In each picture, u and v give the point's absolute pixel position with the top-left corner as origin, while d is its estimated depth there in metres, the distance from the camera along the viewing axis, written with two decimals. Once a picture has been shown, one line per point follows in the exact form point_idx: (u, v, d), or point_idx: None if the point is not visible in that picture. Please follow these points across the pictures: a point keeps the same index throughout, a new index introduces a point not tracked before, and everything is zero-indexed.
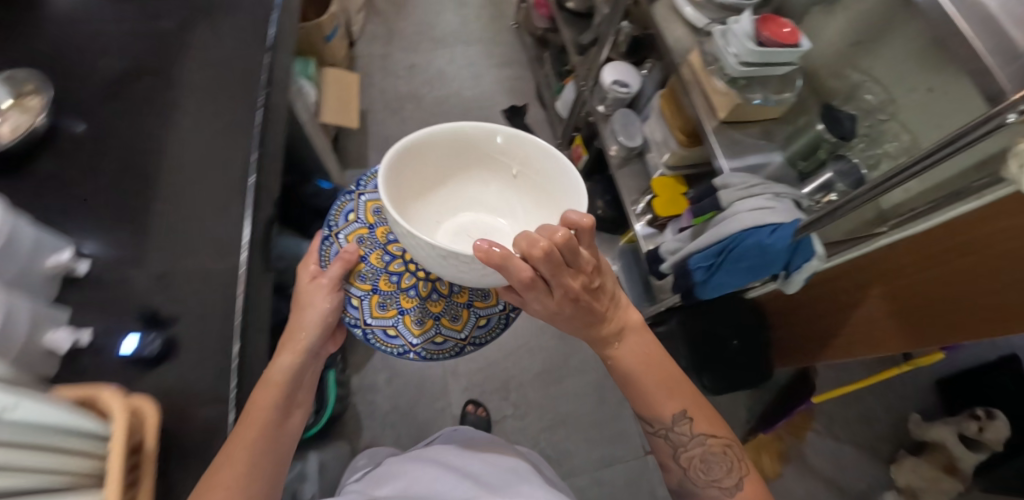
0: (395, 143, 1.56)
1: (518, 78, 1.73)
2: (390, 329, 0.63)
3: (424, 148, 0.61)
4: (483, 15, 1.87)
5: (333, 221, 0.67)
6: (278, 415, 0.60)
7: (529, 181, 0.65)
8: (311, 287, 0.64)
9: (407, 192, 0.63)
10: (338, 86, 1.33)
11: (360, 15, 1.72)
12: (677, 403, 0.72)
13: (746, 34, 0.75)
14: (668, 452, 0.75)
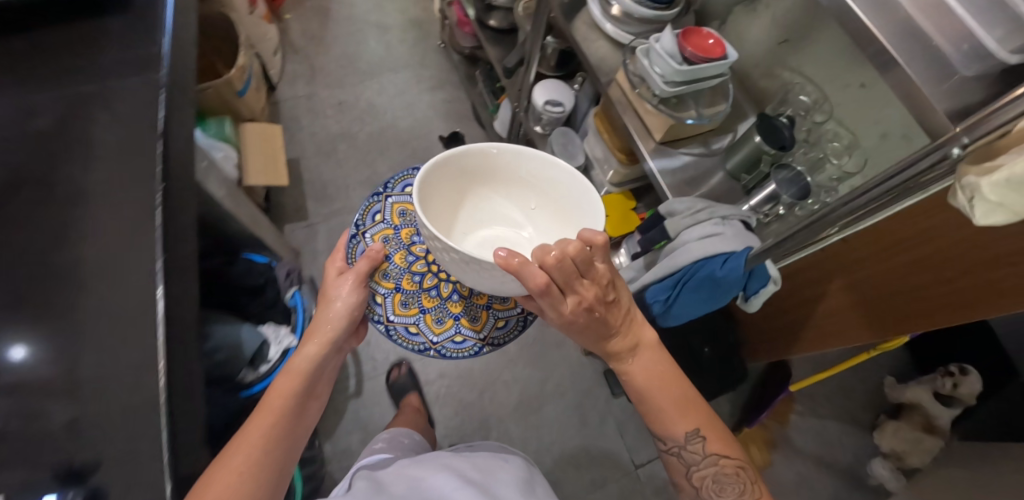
0: (333, 188, 1.49)
1: (452, 100, 1.68)
2: (412, 327, 0.66)
3: (457, 162, 0.66)
4: (407, 39, 1.80)
5: (361, 221, 0.71)
6: (297, 406, 0.63)
7: (548, 199, 0.71)
8: (334, 285, 0.66)
9: (437, 202, 0.68)
10: (260, 141, 1.25)
11: (277, 56, 1.62)
12: (689, 421, 0.69)
13: (669, 53, 0.72)
14: (680, 469, 0.72)
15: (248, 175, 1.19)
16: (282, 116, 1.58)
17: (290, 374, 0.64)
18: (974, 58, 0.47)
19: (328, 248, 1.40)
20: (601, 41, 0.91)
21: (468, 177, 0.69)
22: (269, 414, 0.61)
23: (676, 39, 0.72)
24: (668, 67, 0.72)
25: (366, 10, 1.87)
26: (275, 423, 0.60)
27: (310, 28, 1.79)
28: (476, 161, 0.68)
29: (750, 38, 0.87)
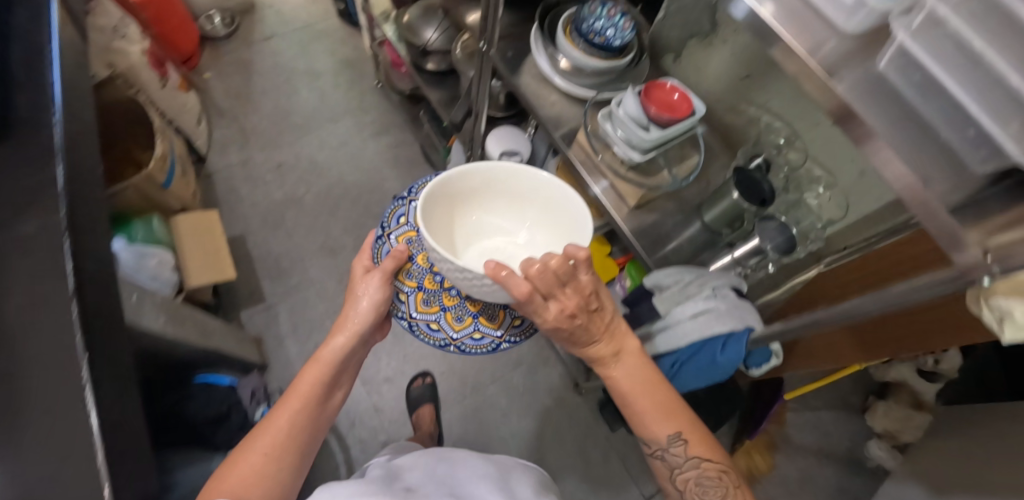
0: (287, 260, 1.38)
1: (400, 144, 1.59)
2: (433, 324, 0.67)
3: (464, 177, 0.66)
4: (342, 83, 1.70)
5: (386, 222, 0.73)
6: (321, 392, 0.71)
7: (549, 212, 0.69)
8: (362, 284, 0.69)
9: (440, 216, 0.67)
10: (197, 232, 1.15)
11: (202, 125, 1.49)
12: (667, 424, 0.62)
13: (632, 119, 0.66)
14: (665, 474, 0.64)
15: (190, 274, 1.09)
16: (218, 190, 1.46)
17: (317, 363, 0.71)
18: (980, 144, 0.38)
19: (293, 328, 1.30)
20: (555, 95, 0.85)
21: (472, 191, 0.68)
22: (296, 401, 0.68)
23: (639, 100, 0.66)
24: (633, 133, 0.66)
25: (292, 57, 1.75)
26: (300, 408, 0.68)
27: (234, 85, 1.66)
28: (477, 179, 0.67)
29: (710, 73, 0.83)
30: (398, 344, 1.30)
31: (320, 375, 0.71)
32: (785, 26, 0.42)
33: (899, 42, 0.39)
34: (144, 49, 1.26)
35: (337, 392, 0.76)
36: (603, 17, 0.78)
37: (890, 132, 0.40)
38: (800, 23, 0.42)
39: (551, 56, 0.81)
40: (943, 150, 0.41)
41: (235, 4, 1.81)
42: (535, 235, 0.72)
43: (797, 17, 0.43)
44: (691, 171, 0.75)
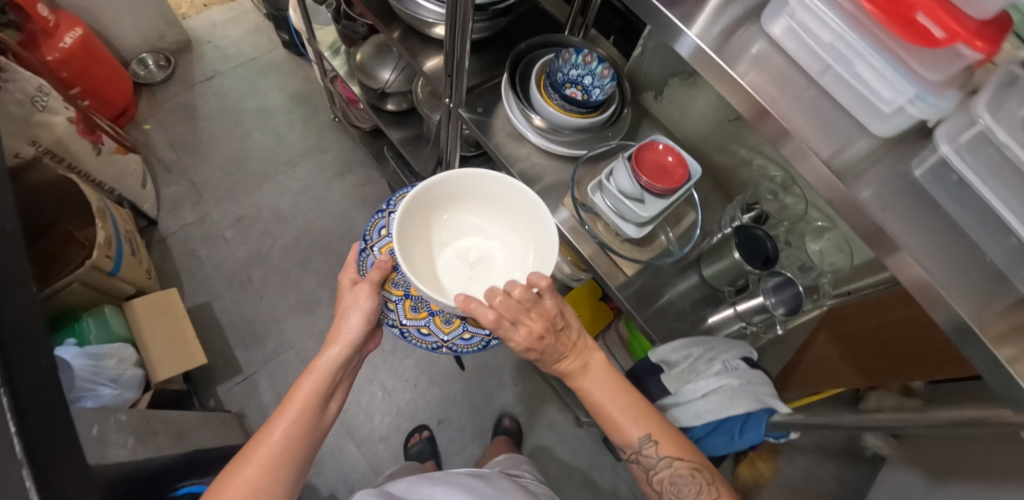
0: (260, 323, 1.30)
1: (366, 183, 1.51)
2: (424, 329, 0.69)
3: (441, 185, 0.65)
4: (296, 121, 1.59)
5: (368, 235, 0.74)
6: (318, 403, 0.68)
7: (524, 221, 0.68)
8: (350, 295, 0.69)
9: (416, 220, 0.65)
10: (157, 316, 1.08)
11: (149, 186, 1.38)
12: (637, 427, 0.57)
13: (623, 194, 0.63)
14: (643, 475, 0.59)
15: (156, 367, 1.02)
16: (175, 254, 1.36)
17: (313, 373, 0.68)
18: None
19: (276, 397, 1.23)
20: (532, 149, 0.79)
21: (445, 198, 0.68)
22: (289, 411, 0.65)
23: (630, 169, 0.62)
24: (625, 203, 0.63)
25: (238, 96, 1.63)
26: (296, 420, 0.65)
27: (179, 135, 1.54)
28: (451, 187, 0.67)
29: (697, 112, 0.79)
30: (389, 400, 1.24)
31: (317, 385, 0.68)
32: (811, 134, 0.41)
33: (941, 153, 0.40)
34: (70, 118, 1.14)
35: (334, 404, 0.73)
36: (579, 66, 0.75)
37: (911, 242, 0.39)
38: (824, 124, 0.42)
39: (523, 112, 0.74)
40: (967, 254, 0.39)
41: (168, 43, 1.68)
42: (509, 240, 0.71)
43: (820, 119, 0.43)
44: (690, 231, 0.70)
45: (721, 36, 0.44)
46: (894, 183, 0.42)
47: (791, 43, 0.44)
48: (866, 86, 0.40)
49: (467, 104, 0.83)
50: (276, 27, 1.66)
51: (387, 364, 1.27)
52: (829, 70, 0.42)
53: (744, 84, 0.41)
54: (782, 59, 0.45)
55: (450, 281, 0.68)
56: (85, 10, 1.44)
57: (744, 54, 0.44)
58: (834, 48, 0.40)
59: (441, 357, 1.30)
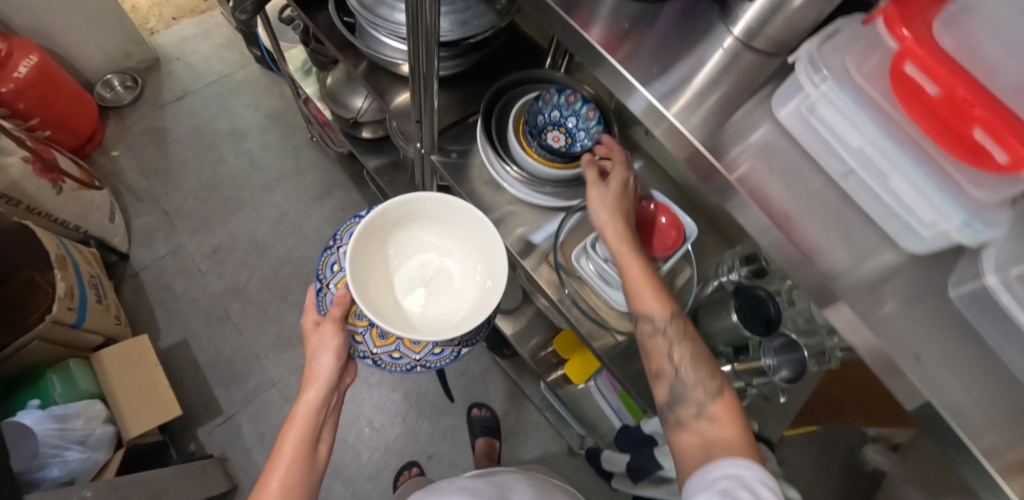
0: (240, 362, 1.25)
1: (347, 206, 1.45)
2: (395, 353, 0.72)
3: (389, 212, 0.68)
4: (272, 143, 1.53)
5: (321, 274, 0.73)
6: (308, 448, 0.68)
7: (472, 235, 0.72)
8: (316, 336, 0.70)
9: (370, 250, 0.69)
10: (127, 365, 1.04)
11: (118, 219, 1.32)
12: (666, 300, 0.52)
13: (609, 262, 0.61)
14: (660, 349, 0.51)
15: (127, 423, 0.98)
16: (149, 290, 1.31)
17: (296, 420, 0.69)
18: None
19: (259, 438, 1.19)
20: (511, 200, 0.74)
21: (391, 225, 0.71)
22: (280, 463, 0.66)
23: None
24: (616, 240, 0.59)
25: (211, 117, 1.56)
26: (287, 472, 0.65)
27: (149, 161, 1.48)
28: (392, 215, 0.69)
29: None
30: (377, 436, 1.20)
31: (302, 433, 0.68)
32: (820, 237, 0.39)
33: (985, 284, 0.35)
34: (26, 156, 1.07)
35: (325, 446, 0.71)
36: (562, 108, 0.71)
37: (938, 374, 0.34)
38: (840, 233, 0.39)
39: (501, 162, 0.70)
40: (1004, 387, 0.34)
41: (135, 63, 1.59)
42: (463, 250, 0.75)
43: (837, 226, 0.39)
44: (683, 291, 0.67)
45: (709, 121, 0.41)
46: (901, 293, 0.38)
47: (808, 139, 0.40)
48: (898, 202, 0.37)
49: (441, 149, 0.78)
50: (248, 43, 1.58)
51: (374, 399, 1.23)
52: (852, 176, 0.38)
53: (740, 183, 0.39)
54: (792, 151, 0.42)
55: (412, 303, 0.72)
56: (42, 33, 1.35)
57: (742, 145, 0.41)
58: (862, 155, 0.37)
59: (430, 389, 1.25)
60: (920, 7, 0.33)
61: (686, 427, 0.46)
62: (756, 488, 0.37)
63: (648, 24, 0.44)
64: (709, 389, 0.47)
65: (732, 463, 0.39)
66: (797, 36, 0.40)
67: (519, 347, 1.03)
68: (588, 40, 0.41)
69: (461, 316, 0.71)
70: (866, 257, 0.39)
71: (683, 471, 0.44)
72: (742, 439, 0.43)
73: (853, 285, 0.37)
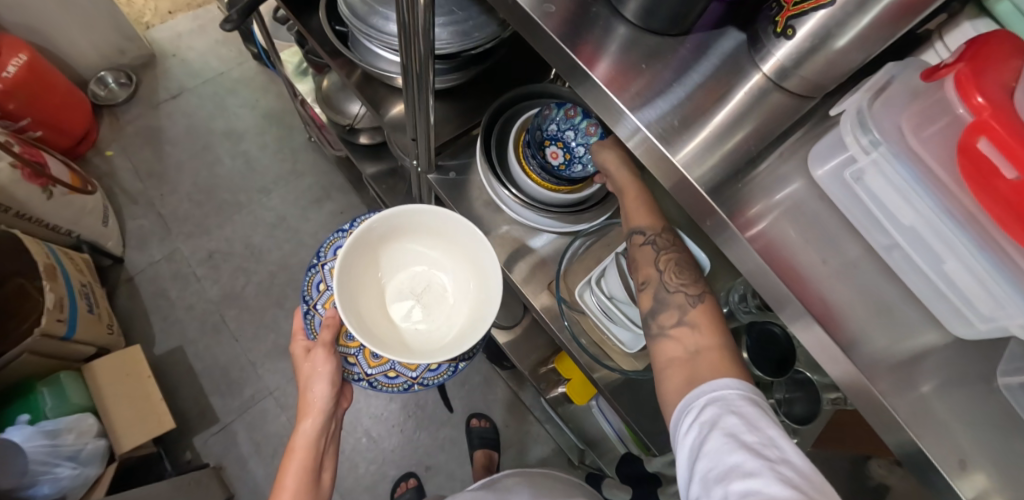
0: (236, 370, 1.24)
1: (345, 210, 1.43)
2: (390, 373, 0.72)
3: (377, 227, 0.64)
4: (269, 144, 1.49)
5: (307, 296, 0.71)
6: (313, 479, 0.67)
7: (464, 252, 0.69)
8: (307, 364, 0.67)
9: (359, 267, 0.66)
10: (120, 377, 1.04)
11: (112, 222, 1.30)
12: (654, 214, 0.56)
13: (614, 299, 0.60)
14: (648, 258, 0.53)
15: (119, 437, 0.99)
16: (144, 295, 1.29)
17: (295, 452, 0.66)
18: None
19: (255, 447, 1.18)
20: (510, 221, 0.72)
21: (379, 240, 0.67)
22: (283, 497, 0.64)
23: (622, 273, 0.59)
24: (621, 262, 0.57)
25: (206, 117, 1.52)
26: None
27: (144, 162, 1.45)
28: (379, 230, 0.65)
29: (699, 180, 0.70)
30: (374, 447, 1.18)
31: (302, 463, 0.66)
32: (856, 310, 0.37)
33: None
34: (15, 162, 1.04)
35: (328, 471, 0.71)
36: (560, 122, 0.65)
37: (974, 460, 0.33)
38: (878, 308, 0.38)
39: (500, 184, 0.67)
40: None
41: (129, 59, 1.55)
42: (457, 265, 0.71)
43: (874, 303, 0.38)
44: None
45: (726, 171, 0.39)
46: (937, 374, 0.36)
47: (849, 206, 0.38)
48: (950, 286, 0.35)
49: (438, 167, 0.76)
50: (245, 40, 1.54)
51: (371, 409, 1.21)
52: (897, 249, 0.37)
53: (761, 248, 0.37)
54: (828, 215, 0.40)
55: (404, 318, 0.70)
56: (32, 29, 1.31)
57: (771, 203, 0.40)
58: (911, 230, 0.35)
59: (428, 399, 1.24)
60: (997, 67, 0.29)
61: (665, 335, 0.49)
62: (741, 408, 0.39)
63: (665, 59, 0.40)
64: (689, 295, 0.51)
65: (715, 383, 0.42)
66: (834, 80, 0.37)
67: (519, 362, 1.02)
68: (593, 79, 0.37)
69: (454, 334, 0.68)
70: (904, 335, 0.37)
71: (666, 381, 0.46)
72: (719, 342, 0.46)
73: (885, 362, 0.36)
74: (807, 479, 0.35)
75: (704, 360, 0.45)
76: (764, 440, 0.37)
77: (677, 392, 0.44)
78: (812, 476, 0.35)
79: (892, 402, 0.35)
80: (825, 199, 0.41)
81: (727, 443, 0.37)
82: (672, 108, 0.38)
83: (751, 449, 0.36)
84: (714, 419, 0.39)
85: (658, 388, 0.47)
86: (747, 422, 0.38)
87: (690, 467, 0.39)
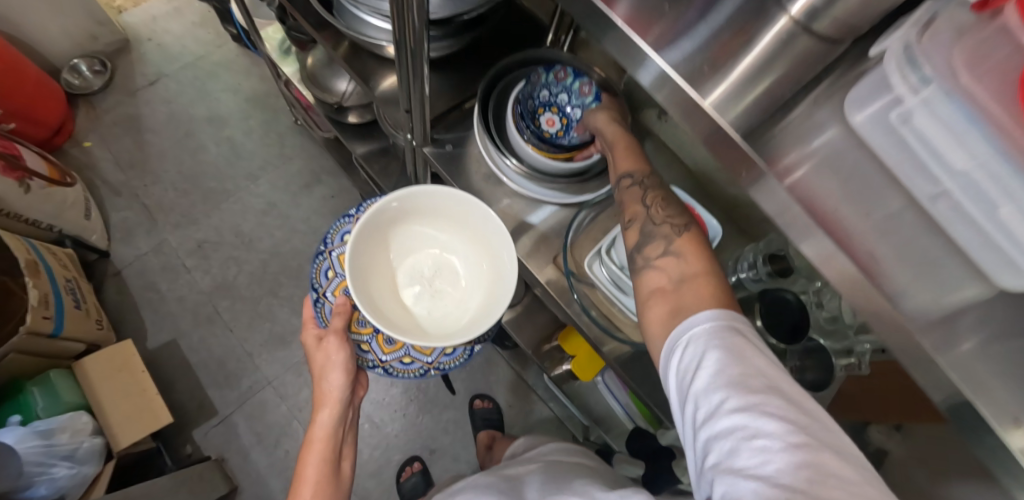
0: (233, 361, 1.21)
1: (336, 194, 1.39)
2: (405, 358, 0.70)
3: (387, 209, 0.62)
4: (254, 129, 1.44)
5: (317, 284, 0.68)
6: (332, 471, 0.64)
7: (474, 235, 0.66)
8: (320, 353, 0.64)
9: (370, 249, 0.63)
10: (113, 373, 1.02)
11: (94, 216, 1.25)
12: (641, 159, 0.56)
13: (624, 269, 0.58)
14: (635, 197, 0.53)
15: (115, 435, 0.97)
16: (133, 290, 1.25)
17: (313, 444, 0.64)
18: None
19: (256, 438, 1.16)
20: (511, 194, 0.70)
21: (389, 223, 0.64)
22: (305, 489, 0.61)
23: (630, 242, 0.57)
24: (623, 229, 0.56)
25: (187, 103, 1.47)
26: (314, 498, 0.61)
27: (124, 152, 1.39)
28: (390, 214, 0.63)
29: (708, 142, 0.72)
30: (377, 433, 1.16)
31: (321, 456, 0.63)
32: (894, 265, 0.33)
33: None
34: None
35: (347, 463, 0.68)
36: (551, 86, 0.66)
37: None
38: (915, 265, 0.33)
39: (499, 154, 0.65)
40: None
41: (103, 46, 1.49)
42: (468, 249, 0.69)
43: (915, 262, 0.33)
44: None
45: (756, 117, 0.37)
46: (980, 334, 0.32)
47: (890, 153, 0.33)
48: (1004, 236, 0.29)
49: (434, 140, 0.73)
50: (223, 20, 1.48)
51: (373, 395, 1.19)
52: (943, 198, 0.31)
53: (794, 192, 0.34)
54: (869, 165, 0.36)
55: (413, 304, 0.67)
56: None
57: (807, 151, 0.36)
58: (962, 175, 0.30)
59: (430, 382, 1.22)
60: None
61: (650, 266, 0.48)
62: (727, 340, 0.38)
63: (686, 3, 0.39)
64: (675, 226, 0.50)
65: (700, 317, 0.41)
66: (869, 21, 0.34)
67: (522, 341, 1.00)
68: (613, 22, 0.34)
69: (466, 319, 0.66)
70: (949, 292, 0.32)
71: (649, 312, 0.46)
72: (705, 269, 0.46)
73: (925, 319, 0.32)
74: (794, 403, 0.35)
75: (689, 289, 0.44)
76: (752, 370, 0.36)
77: (663, 324, 0.43)
78: (803, 402, 0.35)
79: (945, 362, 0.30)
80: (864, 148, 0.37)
81: (712, 381, 0.36)
82: (700, 54, 0.37)
83: (738, 382, 0.35)
84: (700, 357, 0.38)
85: (640, 318, 0.47)
86: (732, 355, 0.37)
87: (682, 408, 0.39)
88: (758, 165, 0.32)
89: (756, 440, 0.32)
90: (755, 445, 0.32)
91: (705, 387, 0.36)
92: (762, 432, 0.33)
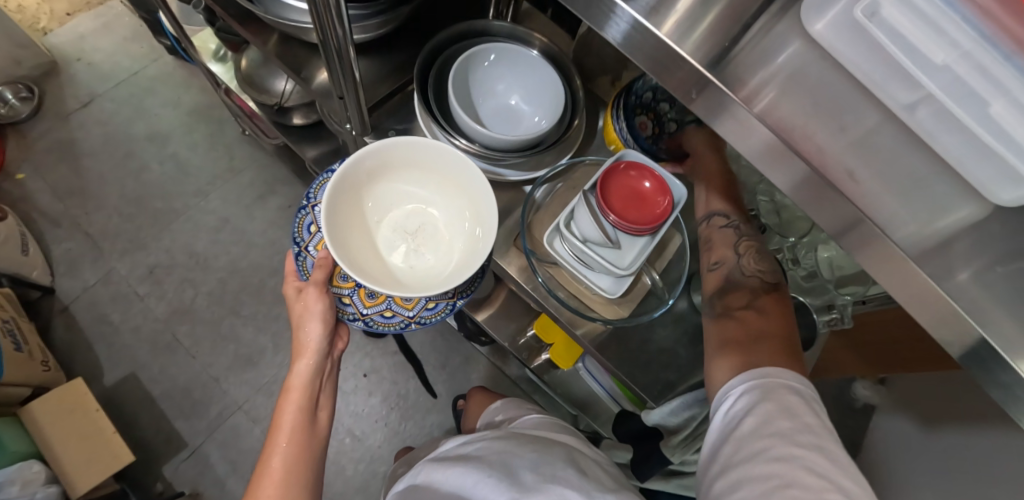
0: (200, 388, 1.15)
1: (292, 203, 1.33)
2: (387, 312, 0.62)
3: (367, 157, 0.56)
4: (199, 143, 1.37)
5: (298, 237, 0.63)
6: (308, 422, 0.60)
7: (456, 185, 0.61)
8: (299, 303, 0.59)
9: (350, 203, 0.57)
10: (64, 414, 0.95)
11: (33, 250, 1.16)
12: (734, 203, 0.57)
13: (586, 241, 0.55)
14: (728, 239, 0.54)
15: (72, 480, 0.90)
16: (83, 326, 1.17)
17: (290, 392, 0.60)
18: None
19: (231, 466, 1.10)
20: None
21: (367, 177, 0.58)
22: (281, 436, 0.58)
23: (593, 209, 0.52)
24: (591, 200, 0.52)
25: (124, 123, 1.38)
26: (287, 447, 0.57)
27: (61, 180, 1.30)
28: (369, 166, 0.57)
29: None
30: (360, 446, 1.11)
31: (298, 404, 0.59)
32: (883, 188, 0.28)
33: None
34: None
35: (325, 414, 0.63)
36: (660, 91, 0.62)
37: None
38: (896, 187, 0.29)
39: (447, 136, 0.61)
40: None
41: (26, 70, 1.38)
42: (450, 201, 0.64)
43: (902, 179, 0.29)
44: (677, 258, 0.62)
45: (724, 39, 0.30)
46: (971, 259, 0.28)
47: (861, 59, 0.28)
48: (997, 136, 0.26)
49: (375, 128, 0.68)
50: (155, 32, 1.39)
51: (351, 407, 1.13)
52: (922, 105, 0.28)
53: (763, 120, 0.27)
54: (835, 79, 0.31)
55: (391, 256, 0.62)
56: None
57: (771, 69, 0.30)
58: (945, 71, 0.26)
59: (410, 387, 1.17)
60: None
61: (729, 316, 0.49)
62: (784, 396, 0.38)
63: None
64: (764, 281, 0.52)
65: (767, 370, 0.41)
66: None
67: (498, 334, 0.97)
68: None
69: (451, 270, 0.61)
70: (939, 213, 0.29)
71: (717, 362, 0.46)
72: (788, 331, 0.47)
73: (915, 248, 0.27)
74: (837, 467, 0.34)
75: (763, 345, 0.44)
76: (800, 427, 0.36)
77: (730, 370, 0.44)
78: (849, 468, 0.35)
79: (948, 289, 0.26)
80: (830, 60, 0.31)
81: (757, 430, 0.37)
82: None
83: (786, 435, 0.36)
84: (750, 406, 0.39)
85: (708, 370, 0.46)
86: (782, 409, 0.37)
87: (718, 446, 0.39)
88: (711, 102, 0.28)
89: (789, 489, 0.32)
90: (786, 494, 0.32)
91: (751, 433, 0.37)
92: (797, 485, 0.33)
